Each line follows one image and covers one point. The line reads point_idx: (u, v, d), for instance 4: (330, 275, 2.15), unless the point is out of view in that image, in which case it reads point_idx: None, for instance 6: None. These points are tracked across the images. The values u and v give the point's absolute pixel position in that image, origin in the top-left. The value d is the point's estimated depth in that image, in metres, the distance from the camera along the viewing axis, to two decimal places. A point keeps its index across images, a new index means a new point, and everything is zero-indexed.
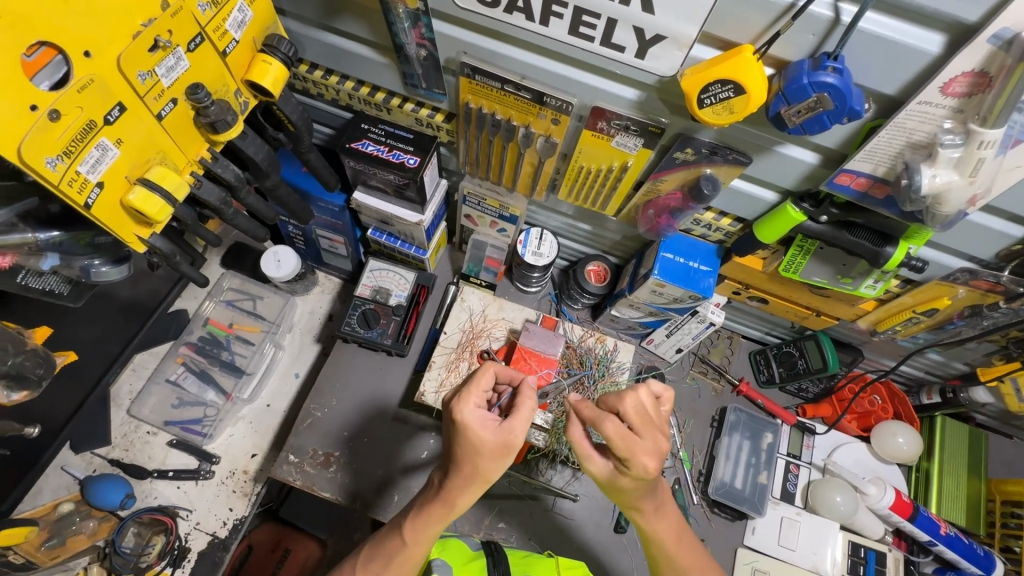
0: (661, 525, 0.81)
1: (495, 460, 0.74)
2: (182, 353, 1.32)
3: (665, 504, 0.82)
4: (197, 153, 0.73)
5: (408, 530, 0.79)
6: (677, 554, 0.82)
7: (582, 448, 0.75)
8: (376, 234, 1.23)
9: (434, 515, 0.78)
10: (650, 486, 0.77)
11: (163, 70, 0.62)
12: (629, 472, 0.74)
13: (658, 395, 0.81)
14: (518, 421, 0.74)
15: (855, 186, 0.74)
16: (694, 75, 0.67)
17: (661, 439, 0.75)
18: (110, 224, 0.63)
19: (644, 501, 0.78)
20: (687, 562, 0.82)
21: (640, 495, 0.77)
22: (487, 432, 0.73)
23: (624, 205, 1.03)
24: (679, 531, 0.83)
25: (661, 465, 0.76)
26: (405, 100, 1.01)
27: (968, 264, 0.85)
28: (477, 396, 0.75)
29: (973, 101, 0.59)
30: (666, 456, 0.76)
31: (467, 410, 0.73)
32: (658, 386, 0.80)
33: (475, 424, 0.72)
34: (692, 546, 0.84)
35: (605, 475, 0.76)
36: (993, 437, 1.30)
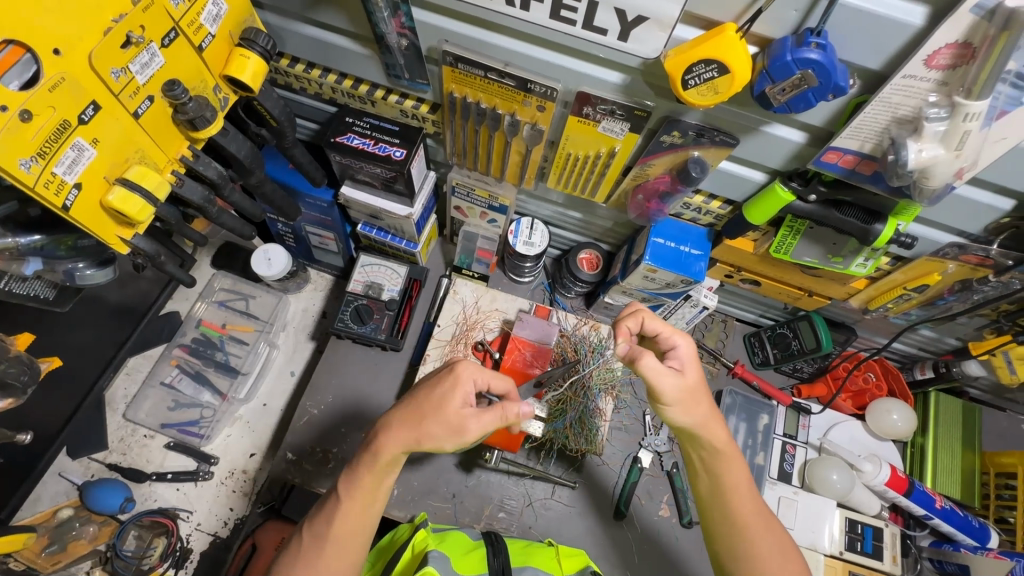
0: (719, 437, 0.83)
1: (442, 433, 0.76)
2: (176, 355, 1.32)
3: (715, 422, 0.82)
4: (177, 151, 0.72)
5: (342, 490, 0.79)
6: (730, 463, 0.83)
7: (653, 375, 0.78)
8: (365, 229, 1.22)
9: (364, 469, 0.79)
10: (696, 404, 0.81)
11: (138, 67, 0.61)
12: (675, 386, 0.79)
13: (673, 344, 0.83)
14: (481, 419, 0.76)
15: (843, 163, 0.74)
16: (676, 57, 0.67)
17: (683, 368, 0.81)
18: (90, 225, 0.62)
19: (696, 414, 0.81)
20: (734, 480, 0.82)
21: (684, 410, 0.80)
22: (457, 401, 0.77)
23: (613, 191, 1.02)
24: (731, 448, 0.83)
25: (692, 383, 0.81)
26: (388, 92, 1.00)
27: (958, 239, 0.85)
28: (484, 379, 0.81)
29: (958, 73, 0.59)
30: (695, 379, 0.81)
31: (462, 378, 0.78)
32: (656, 322, 0.83)
33: (460, 386, 0.78)
34: (740, 470, 0.84)
35: (666, 396, 0.79)
36: (987, 411, 1.31)
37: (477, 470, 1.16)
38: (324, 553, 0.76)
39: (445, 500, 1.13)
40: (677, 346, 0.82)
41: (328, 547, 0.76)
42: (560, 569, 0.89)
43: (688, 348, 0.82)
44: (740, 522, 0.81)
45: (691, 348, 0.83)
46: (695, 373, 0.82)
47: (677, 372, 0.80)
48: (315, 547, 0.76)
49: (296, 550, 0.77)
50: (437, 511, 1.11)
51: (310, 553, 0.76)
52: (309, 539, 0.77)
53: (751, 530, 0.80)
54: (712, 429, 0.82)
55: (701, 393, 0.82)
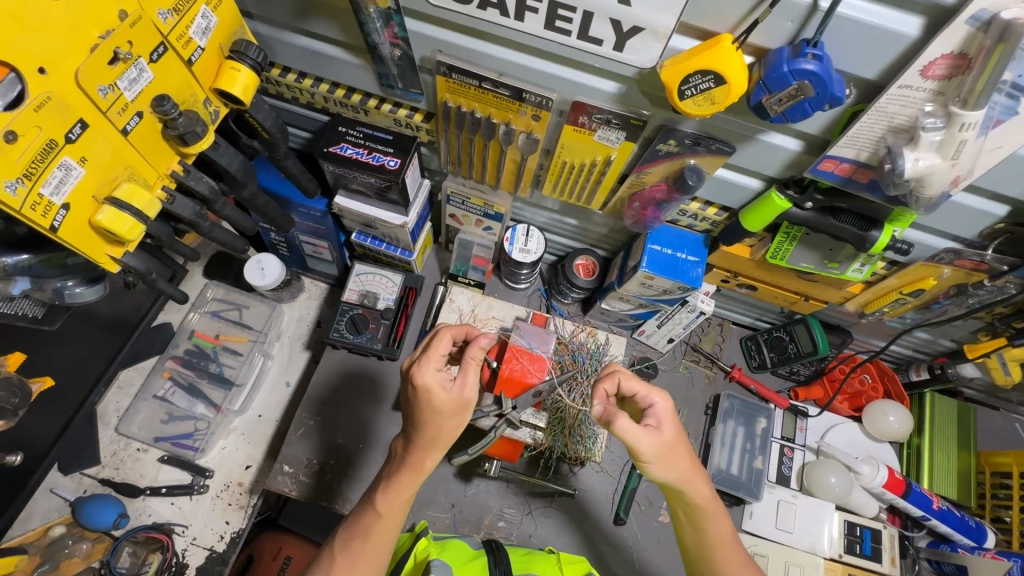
0: (699, 493, 0.82)
1: (454, 419, 0.79)
2: (169, 367, 1.30)
3: (697, 478, 0.81)
4: (168, 166, 0.70)
5: (380, 503, 0.80)
6: (713, 518, 0.83)
7: (628, 436, 0.76)
8: (360, 238, 1.21)
9: (402, 482, 0.80)
10: (676, 458, 0.79)
11: (126, 83, 0.60)
12: (653, 445, 0.78)
13: (650, 403, 0.81)
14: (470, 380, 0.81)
15: (839, 171, 0.73)
16: (673, 67, 0.66)
17: (660, 426, 0.79)
18: (79, 246, 0.61)
19: (676, 471, 0.79)
20: (719, 533, 0.83)
21: (667, 465, 0.79)
22: (444, 390, 0.78)
23: (609, 198, 1.02)
24: (715, 502, 0.84)
25: (669, 440, 0.79)
26: (381, 101, 0.99)
27: (953, 244, 0.85)
28: (436, 361, 0.80)
29: (953, 83, 0.59)
30: (673, 435, 0.79)
31: (425, 372, 0.78)
32: (633, 382, 0.82)
33: (431, 385, 0.78)
34: (725, 522, 0.84)
35: (645, 455, 0.78)
36: (981, 410, 1.32)
37: (476, 479, 1.15)
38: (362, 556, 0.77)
39: (444, 510, 1.12)
40: (654, 405, 0.80)
41: (364, 553, 0.77)
42: None
43: (665, 405, 0.80)
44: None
45: (669, 405, 0.81)
46: (673, 429, 0.80)
47: (655, 431, 0.78)
48: (348, 557, 0.77)
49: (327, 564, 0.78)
50: (435, 521, 1.10)
51: (346, 562, 0.76)
52: (341, 548, 0.78)
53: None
54: (694, 488, 0.81)
55: (681, 446, 0.80)
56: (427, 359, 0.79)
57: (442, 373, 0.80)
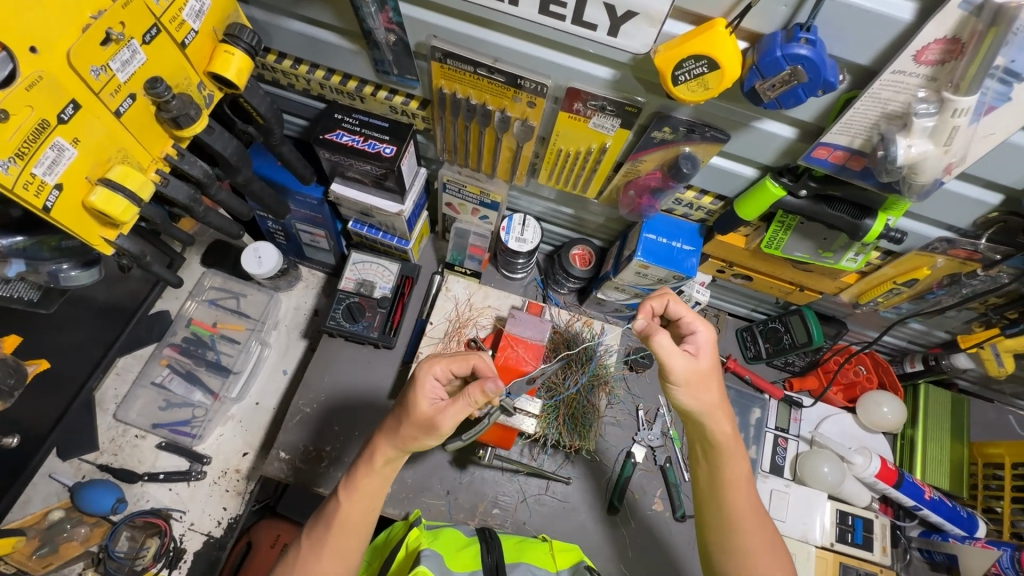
0: (722, 429, 0.84)
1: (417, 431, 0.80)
2: (167, 354, 1.31)
3: (722, 409, 0.85)
4: (161, 150, 0.70)
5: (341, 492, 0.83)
6: (731, 456, 0.85)
7: (664, 352, 0.80)
8: (356, 226, 1.21)
9: (360, 474, 0.83)
10: (704, 385, 0.82)
11: (118, 64, 0.60)
12: (686, 366, 0.81)
13: (693, 330, 0.85)
14: (451, 411, 0.79)
15: (833, 159, 0.73)
16: (667, 52, 0.66)
17: (697, 353, 0.83)
18: (72, 227, 0.61)
19: (703, 399, 0.82)
20: (733, 473, 0.84)
21: (695, 390, 0.82)
22: (426, 399, 0.81)
23: (605, 186, 1.02)
24: (735, 441, 0.85)
25: (703, 368, 0.83)
26: (377, 88, 0.99)
27: (947, 234, 0.85)
28: (442, 368, 0.84)
29: (946, 68, 0.59)
30: (707, 365, 0.83)
31: (425, 377, 0.82)
32: (679, 306, 0.86)
33: (421, 389, 0.81)
34: (743, 464, 0.86)
35: (674, 375, 0.81)
36: (975, 402, 1.33)
37: (471, 467, 1.16)
38: (324, 550, 0.79)
39: (440, 497, 1.13)
40: (698, 333, 0.84)
41: (328, 547, 0.79)
42: (554, 565, 0.90)
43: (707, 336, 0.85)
44: (733, 515, 0.83)
45: (710, 337, 0.85)
46: (709, 359, 0.84)
47: (691, 355, 0.82)
48: (314, 551, 0.79)
49: (295, 555, 0.80)
50: (430, 508, 1.11)
51: (312, 553, 0.79)
52: (309, 541, 0.80)
53: (743, 522, 0.83)
54: (715, 418, 0.84)
55: (711, 378, 0.84)
56: (435, 360, 0.84)
57: (440, 382, 0.83)
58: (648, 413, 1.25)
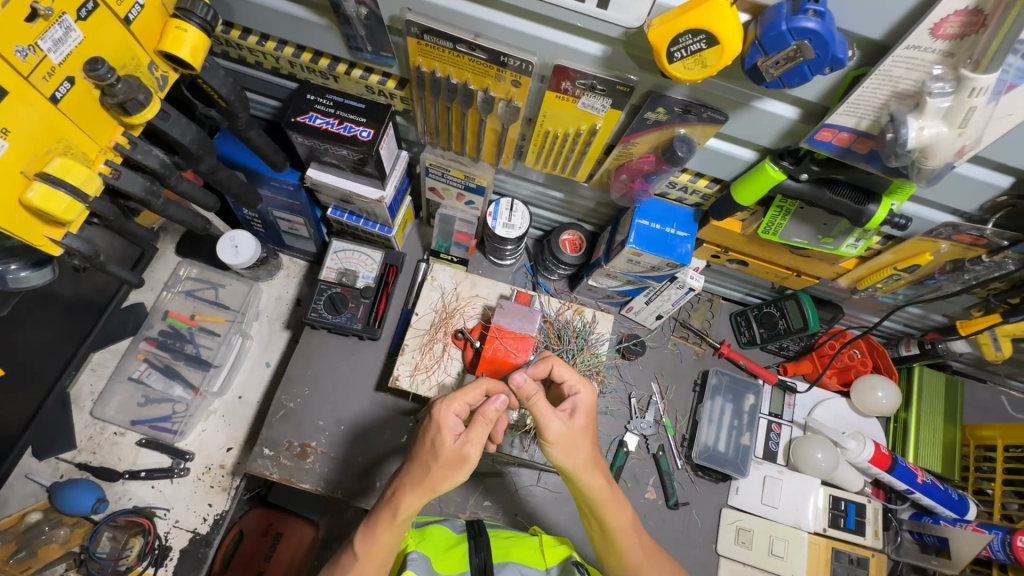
0: (597, 484, 0.82)
1: (448, 470, 0.76)
2: (143, 349, 1.25)
3: (595, 465, 0.83)
4: (110, 139, 0.64)
5: (358, 543, 0.77)
6: (610, 509, 0.83)
7: (539, 414, 0.79)
8: (336, 213, 1.15)
9: (384, 524, 0.77)
10: (577, 446, 0.81)
11: (49, 43, 0.53)
12: (560, 427, 0.80)
13: (574, 392, 0.84)
14: (475, 438, 0.77)
15: (837, 141, 0.69)
16: (661, 26, 0.61)
17: (573, 414, 0.82)
18: (10, 227, 0.56)
19: (576, 458, 0.80)
20: (618, 523, 0.84)
21: (566, 453, 0.80)
22: (449, 436, 0.77)
23: (596, 169, 0.97)
24: (611, 493, 0.83)
25: (578, 429, 0.82)
26: (351, 66, 0.92)
27: (953, 218, 0.82)
28: (460, 403, 0.79)
29: (966, 43, 0.55)
30: (582, 425, 0.82)
31: (440, 411, 0.77)
32: (564, 370, 0.85)
33: (443, 427, 0.76)
34: (625, 510, 0.85)
35: (549, 435, 0.80)
36: (969, 383, 1.32)
37: None
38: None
39: None
40: (578, 395, 0.84)
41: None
42: (543, 561, 0.88)
43: (587, 398, 0.84)
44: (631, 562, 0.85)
45: (590, 400, 0.84)
46: (584, 420, 0.82)
47: (566, 418, 0.81)
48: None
49: None
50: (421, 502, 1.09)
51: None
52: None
53: None
54: (588, 474, 0.81)
55: (587, 437, 0.82)
56: (449, 398, 0.78)
57: (456, 417, 0.79)
58: (641, 401, 1.22)
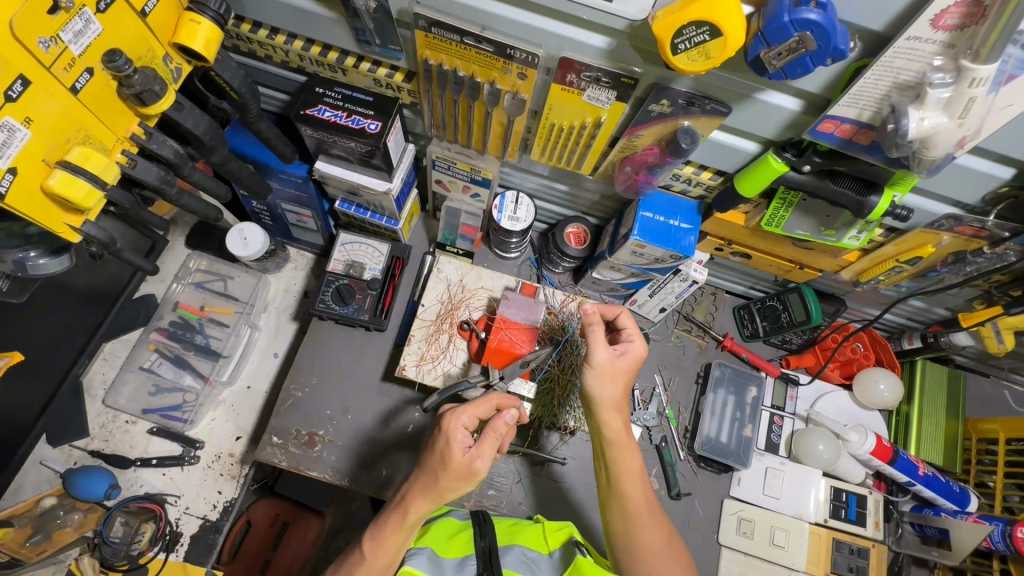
0: (614, 424, 0.88)
1: (457, 482, 0.75)
2: (154, 339, 1.28)
3: (619, 408, 0.89)
4: (127, 129, 0.66)
5: (367, 545, 0.78)
6: (622, 451, 0.87)
7: (592, 338, 0.86)
8: (344, 206, 1.17)
9: (391, 528, 0.77)
10: (612, 380, 0.87)
11: (70, 35, 0.55)
12: (604, 358, 0.86)
13: (629, 340, 0.90)
14: (485, 453, 0.77)
15: (839, 133, 0.69)
16: (665, 18, 0.62)
17: (624, 354, 0.88)
18: (32, 214, 0.58)
19: (606, 389, 0.87)
20: (626, 467, 0.87)
21: (603, 382, 0.87)
22: (458, 449, 0.75)
23: (600, 162, 0.98)
24: (628, 436, 0.88)
25: (620, 368, 0.87)
26: (360, 59, 0.93)
27: (954, 210, 0.83)
28: (469, 416, 0.78)
29: (966, 34, 0.55)
30: (625, 366, 0.88)
31: (450, 424, 0.76)
32: (628, 318, 0.93)
33: (452, 440, 0.75)
34: (636, 458, 0.88)
35: (593, 361, 0.86)
36: (971, 377, 1.32)
37: None
38: None
39: None
40: (632, 342, 0.90)
41: None
42: (547, 546, 0.89)
43: (638, 348, 0.89)
44: (630, 507, 0.85)
45: (641, 350, 0.90)
46: (629, 364, 0.89)
47: (613, 353, 0.87)
48: None
49: None
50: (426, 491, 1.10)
51: None
52: None
53: (644, 530, 0.84)
54: (609, 411, 0.87)
55: (623, 379, 0.88)
56: (460, 411, 0.78)
57: (465, 429, 0.77)
58: (644, 392, 1.24)
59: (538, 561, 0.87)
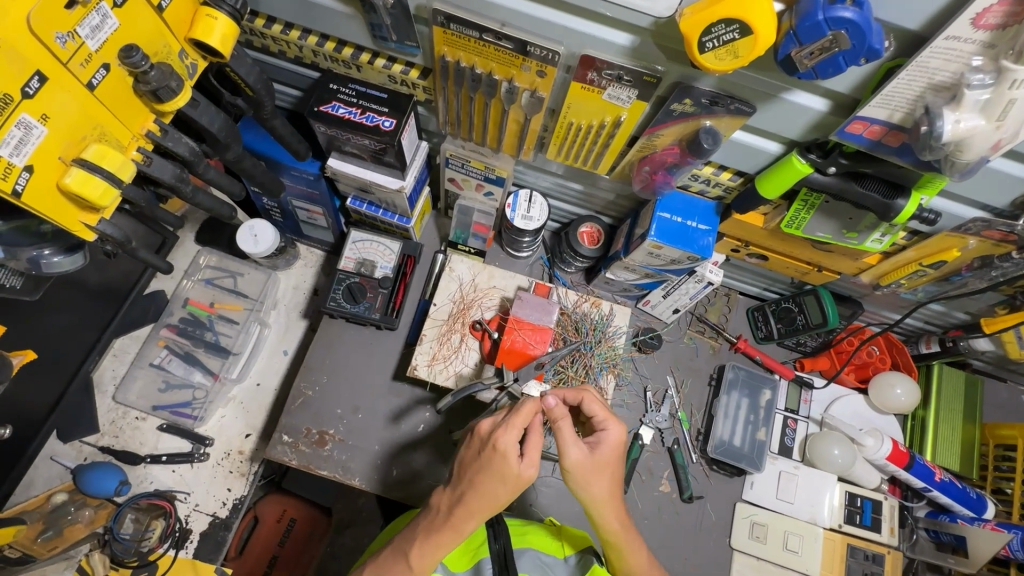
0: (612, 523, 0.78)
1: (513, 492, 0.73)
2: (164, 336, 1.27)
3: (613, 503, 0.78)
4: (142, 126, 0.65)
5: (417, 556, 0.74)
6: (629, 551, 0.81)
7: (562, 439, 0.75)
8: (355, 204, 1.15)
9: (446, 539, 0.74)
10: (598, 479, 0.76)
11: (87, 31, 0.54)
12: (580, 457, 0.75)
13: (603, 428, 0.79)
14: (538, 460, 0.74)
15: (868, 134, 0.68)
16: (693, 16, 0.60)
17: (597, 447, 0.77)
18: (48, 213, 0.57)
19: (598, 491, 0.76)
20: (637, 561, 0.81)
21: (587, 485, 0.76)
22: (515, 463, 0.71)
23: (617, 161, 0.96)
24: (631, 530, 0.80)
25: (602, 463, 0.77)
26: (375, 55, 0.92)
27: (982, 214, 0.81)
28: (517, 431, 0.73)
29: (1008, 33, 0.54)
30: (606, 458, 0.77)
31: (502, 439, 0.71)
32: (593, 403, 0.81)
33: (508, 456, 0.71)
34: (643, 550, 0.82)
35: (570, 464, 0.75)
36: (988, 382, 1.30)
37: None
38: None
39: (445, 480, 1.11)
40: (606, 430, 0.79)
41: None
42: (563, 550, 0.88)
43: (615, 436, 0.78)
44: None
45: (619, 437, 0.79)
46: (611, 456, 0.78)
47: (589, 448, 0.76)
48: None
49: None
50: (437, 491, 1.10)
51: None
52: None
53: None
54: (608, 511, 0.77)
55: (609, 471, 0.77)
56: (508, 423, 0.73)
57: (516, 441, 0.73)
58: (656, 394, 1.22)
59: (553, 565, 0.88)
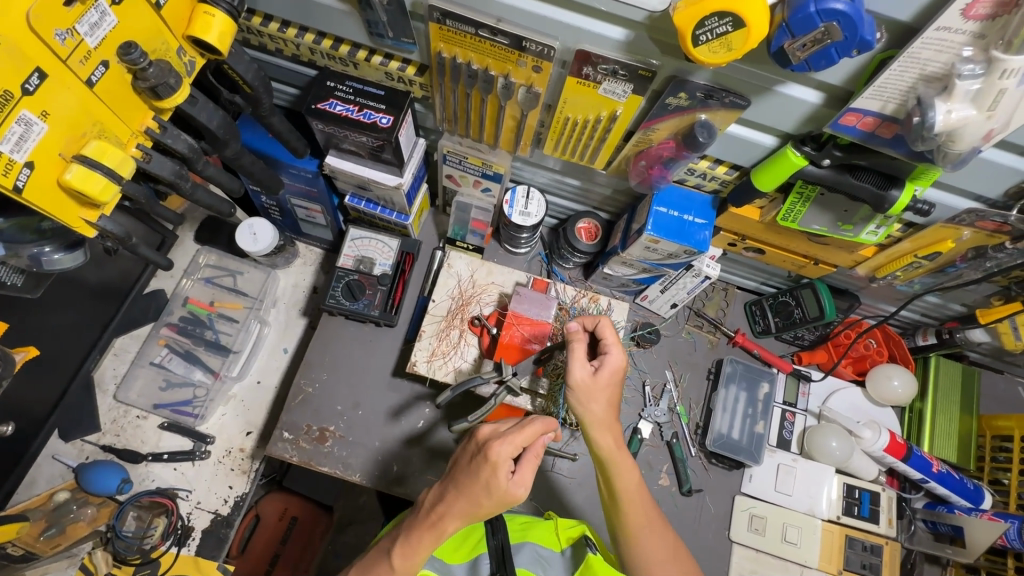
0: (606, 441, 0.85)
1: (497, 506, 0.74)
2: (165, 334, 1.28)
3: (608, 425, 0.85)
4: (141, 122, 0.65)
5: (395, 555, 0.75)
6: (618, 468, 0.85)
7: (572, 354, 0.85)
8: (353, 201, 1.16)
9: (425, 543, 0.75)
10: (595, 399, 0.84)
11: (86, 28, 0.55)
12: (582, 375, 0.84)
13: (607, 351, 0.86)
14: (526, 479, 0.74)
15: (861, 126, 0.68)
16: (686, 9, 0.60)
17: (600, 370, 0.85)
18: (49, 209, 0.57)
19: (594, 407, 0.84)
20: (625, 483, 0.85)
21: (585, 403, 0.84)
22: (503, 478, 0.72)
23: (613, 156, 0.97)
24: (625, 451, 0.86)
25: (601, 384, 0.84)
26: (372, 52, 0.92)
27: (976, 205, 0.81)
28: (513, 444, 0.73)
29: (997, 24, 0.55)
30: (606, 380, 0.84)
31: (495, 449, 0.72)
32: (607, 328, 0.87)
33: (496, 467, 0.71)
34: (632, 474, 0.85)
35: (573, 379, 0.85)
36: (985, 373, 1.31)
37: None
38: None
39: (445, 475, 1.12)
40: (608, 354, 0.85)
41: None
42: (559, 543, 0.89)
43: (616, 358, 0.85)
44: (627, 529, 0.84)
45: (621, 359, 0.85)
46: (611, 382, 0.85)
47: (592, 369, 0.85)
48: None
49: None
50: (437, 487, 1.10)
51: None
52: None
53: (642, 538, 0.84)
54: (601, 429, 0.84)
55: (607, 393, 0.85)
56: (507, 434, 0.73)
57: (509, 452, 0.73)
58: (655, 389, 1.23)
59: (551, 558, 0.88)
